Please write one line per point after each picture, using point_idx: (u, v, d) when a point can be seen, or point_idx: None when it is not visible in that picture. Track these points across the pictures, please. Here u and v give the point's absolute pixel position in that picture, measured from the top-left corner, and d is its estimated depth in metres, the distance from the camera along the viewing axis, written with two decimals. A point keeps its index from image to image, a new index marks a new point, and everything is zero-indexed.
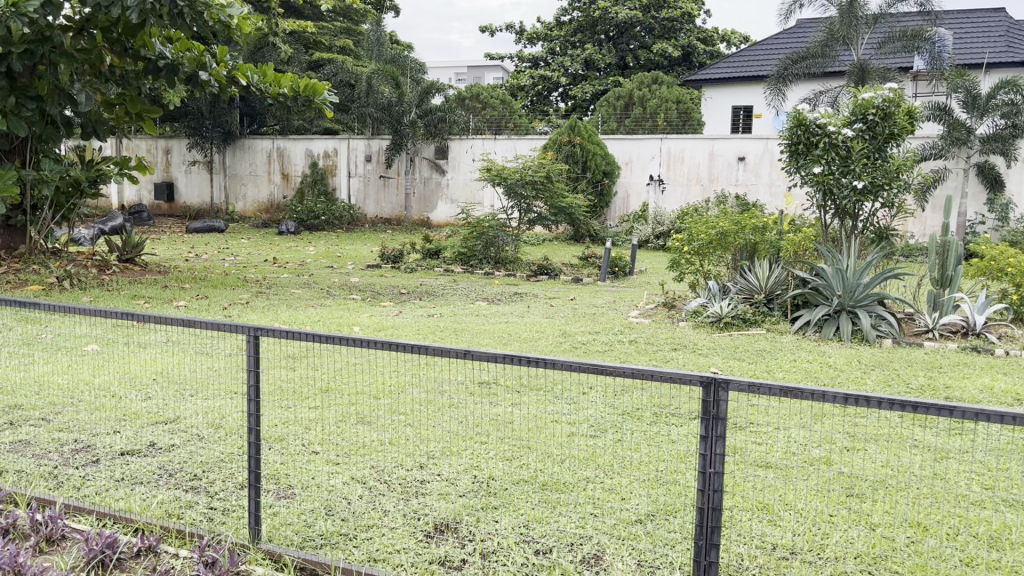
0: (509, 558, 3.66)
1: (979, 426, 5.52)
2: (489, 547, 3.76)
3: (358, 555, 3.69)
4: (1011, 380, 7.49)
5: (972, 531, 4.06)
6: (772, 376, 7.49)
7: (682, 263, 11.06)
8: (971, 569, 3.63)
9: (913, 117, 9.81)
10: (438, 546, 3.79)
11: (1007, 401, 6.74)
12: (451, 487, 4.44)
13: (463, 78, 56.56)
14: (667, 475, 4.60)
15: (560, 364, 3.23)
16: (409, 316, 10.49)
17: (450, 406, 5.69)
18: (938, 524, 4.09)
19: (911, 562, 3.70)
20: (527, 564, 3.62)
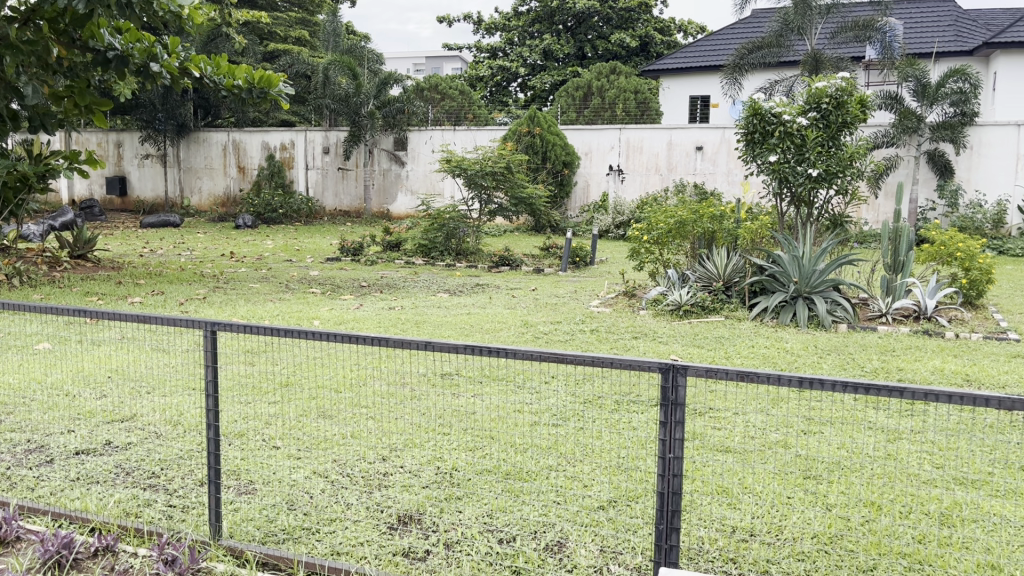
0: (472, 547, 3.66)
1: (930, 409, 5.68)
2: (452, 537, 3.77)
3: (321, 549, 3.67)
4: (961, 362, 7.69)
5: (923, 509, 4.19)
6: (731, 362, 7.60)
7: (641, 252, 11.16)
8: (923, 547, 3.74)
9: (865, 105, 9.98)
10: (402, 537, 3.78)
11: (957, 382, 6.93)
12: (414, 479, 4.43)
13: (421, 69, 56.22)
14: (631, 461, 4.66)
15: (521, 353, 3.24)
16: (371, 308, 10.44)
17: (413, 398, 5.71)
18: (892, 503, 4.21)
19: (865, 540, 3.79)
20: (490, 553, 3.63)
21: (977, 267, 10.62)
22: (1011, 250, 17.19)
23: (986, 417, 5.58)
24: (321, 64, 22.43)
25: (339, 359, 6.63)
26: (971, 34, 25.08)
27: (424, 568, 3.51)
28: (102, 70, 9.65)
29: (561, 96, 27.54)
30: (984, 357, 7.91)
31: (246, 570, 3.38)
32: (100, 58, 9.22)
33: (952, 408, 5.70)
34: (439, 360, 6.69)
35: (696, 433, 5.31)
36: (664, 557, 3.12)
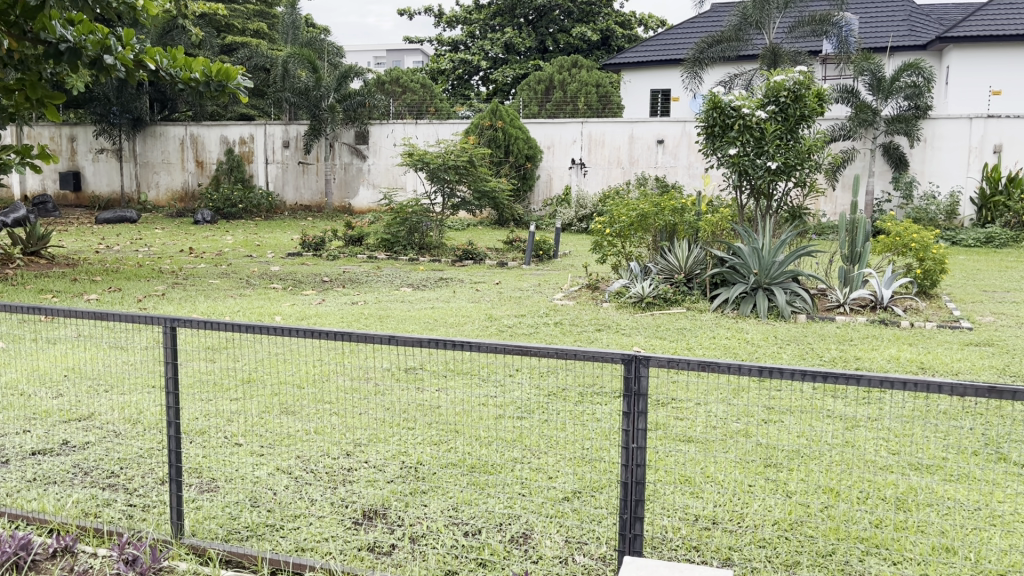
0: (438, 541, 3.67)
1: (886, 396, 5.81)
2: (418, 530, 3.77)
3: (287, 545, 3.65)
4: (916, 351, 7.85)
5: (880, 494, 4.29)
6: (693, 353, 7.68)
7: (604, 246, 11.21)
8: (881, 531, 3.83)
9: (822, 99, 10.15)
10: (367, 532, 3.78)
11: (912, 369, 7.10)
12: (379, 474, 4.42)
13: (383, 62, 55.63)
14: (595, 453, 4.71)
15: (487, 347, 3.25)
16: (333, 304, 10.36)
17: (379, 394, 5.71)
18: (850, 489, 4.31)
19: (824, 525, 3.87)
20: (456, 546, 3.64)
21: (931, 257, 10.87)
22: (965, 240, 17.36)
23: (937, 403, 5.74)
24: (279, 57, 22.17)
25: (302, 355, 6.61)
26: (924, 29, 25.57)
27: (392, 561, 3.51)
28: (55, 62, 9.41)
29: (524, 90, 27.50)
30: (938, 346, 8.10)
31: (210, 569, 3.35)
32: (52, 50, 8.95)
33: (905, 395, 5.86)
34: (404, 355, 6.72)
35: (659, 425, 5.38)
36: (628, 546, 3.16)
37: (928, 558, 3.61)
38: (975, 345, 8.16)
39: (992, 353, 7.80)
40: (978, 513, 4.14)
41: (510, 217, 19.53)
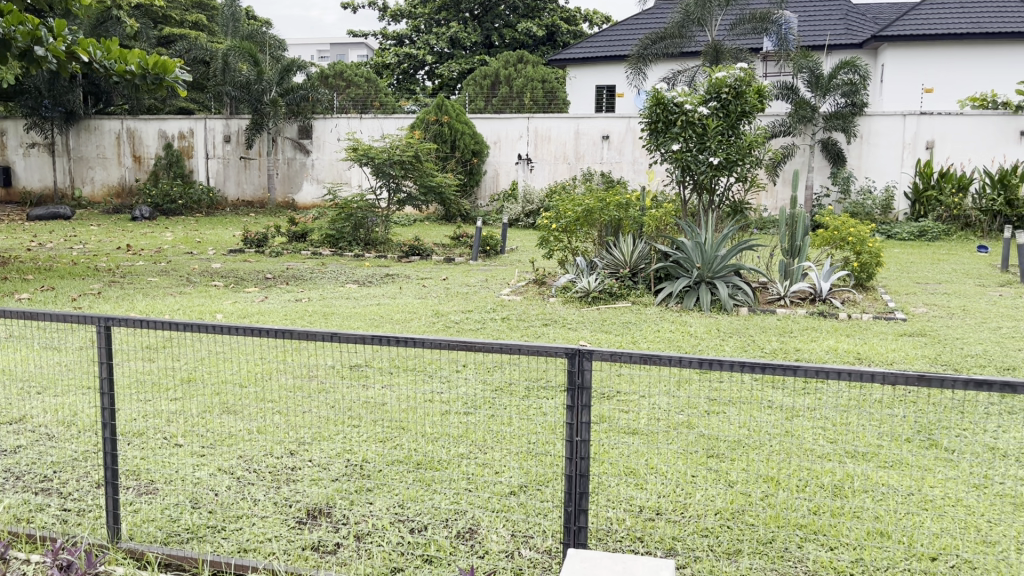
0: (384, 538, 3.66)
1: (822, 388, 5.95)
2: (363, 528, 3.74)
3: (227, 546, 3.60)
4: (853, 341, 8.08)
5: (819, 482, 4.41)
6: (638, 347, 7.76)
7: (549, 241, 11.24)
8: (819, 516, 3.95)
9: (763, 94, 10.32)
10: (312, 531, 3.74)
11: (850, 360, 7.31)
12: (324, 472, 4.38)
13: (326, 55, 54.44)
14: (544, 446, 4.73)
15: (432, 342, 3.24)
16: (277, 301, 10.20)
17: (323, 393, 5.65)
18: (789, 478, 4.42)
19: (765, 514, 3.95)
20: (402, 543, 3.63)
21: (867, 251, 11.20)
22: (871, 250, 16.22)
23: (870, 395, 5.91)
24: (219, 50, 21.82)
25: (244, 353, 6.52)
26: (860, 28, 26.23)
27: (342, 560, 3.47)
28: None
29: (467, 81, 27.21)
30: (872, 336, 8.34)
31: (149, 574, 3.28)
32: None
33: (842, 388, 6.02)
34: (348, 352, 6.67)
35: (604, 419, 5.43)
36: (574, 537, 3.17)
37: (866, 544, 3.74)
38: (905, 336, 8.43)
39: (923, 342, 8.06)
40: (911, 497, 4.29)
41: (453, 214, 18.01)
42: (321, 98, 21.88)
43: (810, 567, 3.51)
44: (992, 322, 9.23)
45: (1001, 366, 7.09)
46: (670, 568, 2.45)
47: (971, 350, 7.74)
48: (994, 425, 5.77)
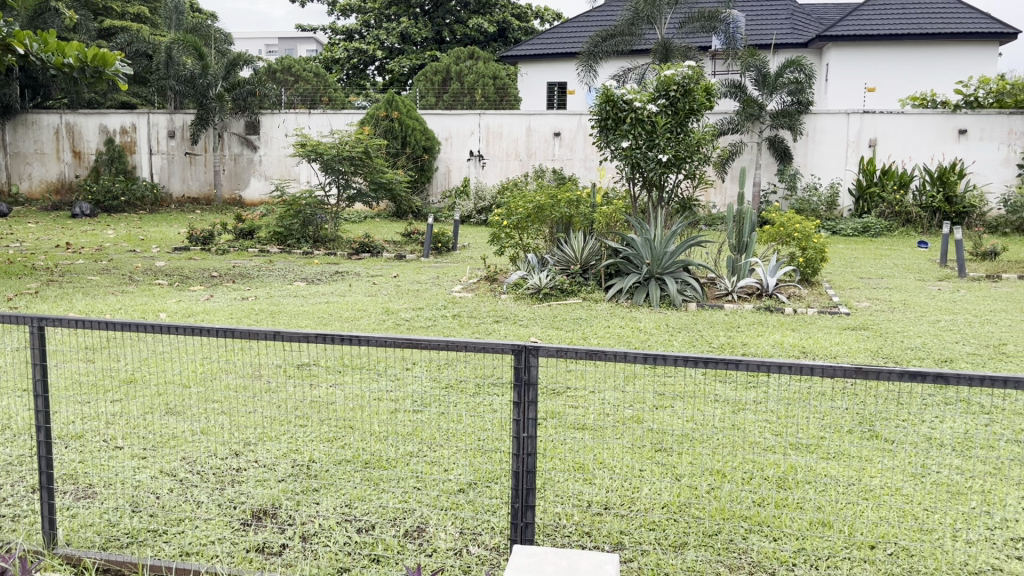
0: (332, 538, 2.63)
1: (1004, 362, 5.06)
2: (310, 528, 2.68)
3: (329, 551, 2.55)
4: (951, 304, 7.30)
5: (910, 460, 3.34)
6: (714, 312, 6.91)
7: (498, 238, 8.16)
8: (908, 503, 2.88)
9: (714, 93, 7.90)
10: (256, 532, 2.68)
11: (968, 320, 6.48)
12: (298, 454, 3.26)
13: (274, 51, 43.12)
14: (725, 420, 3.73)
15: (682, 359, 2.12)
16: (288, 270, 9.17)
17: (268, 390, 4.00)
18: (895, 454, 3.36)
19: (707, 505, 2.88)
20: (348, 544, 2.62)
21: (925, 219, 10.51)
22: (843, 230, 13.70)
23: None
24: (192, 21, 20.46)
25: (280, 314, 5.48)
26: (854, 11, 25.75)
27: (412, 546, 2.57)
28: None
29: (407, 53, 25.03)
30: (976, 300, 7.50)
31: None
32: None
33: (1015, 360, 5.14)
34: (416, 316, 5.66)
35: (549, 417, 3.80)
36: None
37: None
38: (1011, 298, 7.60)
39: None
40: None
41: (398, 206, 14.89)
42: (307, 79, 20.73)
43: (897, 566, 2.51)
44: None
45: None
46: (617, 562, 1.80)
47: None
48: None
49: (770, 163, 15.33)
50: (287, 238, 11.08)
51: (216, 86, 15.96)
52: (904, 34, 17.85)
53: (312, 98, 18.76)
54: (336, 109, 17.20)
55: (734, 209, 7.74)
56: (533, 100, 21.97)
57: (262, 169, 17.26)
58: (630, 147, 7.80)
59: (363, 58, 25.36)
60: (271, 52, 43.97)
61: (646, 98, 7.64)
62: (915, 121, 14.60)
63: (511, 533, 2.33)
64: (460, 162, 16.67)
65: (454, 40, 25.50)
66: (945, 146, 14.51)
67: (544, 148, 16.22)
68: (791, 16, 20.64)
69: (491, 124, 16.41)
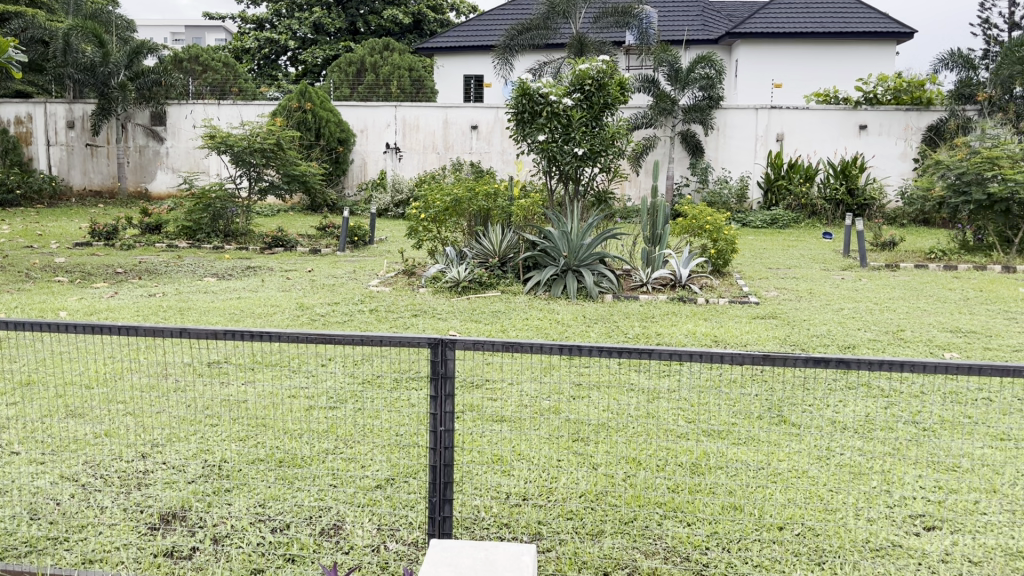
0: (244, 539, 2.57)
1: (901, 347, 5.31)
2: (221, 531, 2.61)
3: (243, 553, 2.49)
4: (854, 292, 7.58)
5: (816, 445, 3.45)
6: (628, 304, 7.01)
7: (415, 230, 8.08)
8: (817, 489, 2.96)
9: (628, 88, 8.02)
10: (164, 537, 2.60)
11: (870, 308, 6.74)
12: (207, 457, 3.16)
13: (181, 39, 41.53)
14: (640, 409, 3.79)
15: (597, 350, 2.14)
16: (197, 265, 8.89)
17: (176, 388, 3.87)
18: (802, 437, 3.47)
19: (626, 493, 2.92)
20: (263, 544, 2.56)
21: None
22: (753, 223, 14.12)
23: (932, 346, 5.31)
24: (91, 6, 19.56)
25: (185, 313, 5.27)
26: None
27: (329, 544, 2.53)
28: None
29: (320, 44, 24.61)
30: (877, 288, 7.83)
31: None
32: None
33: (912, 345, 5.39)
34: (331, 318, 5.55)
35: (467, 410, 3.80)
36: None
37: (987, 477, 3.10)
38: (909, 286, 7.96)
39: (940, 290, 7.68)
40: (999, 414, 3.74)
41: (314, 199, 14.63)
42: (216, 69, 20.14)
43: (802, 549, 2.59)
44: (968, 273, 8.93)
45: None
46: (534, 553, 1.82)
47: (983, 294, 7.46)
48: None
49: (683, 157, 15.65)
50: (196, 232, 10.75)
51: (118, 75, 15.28)
52: (808, 31, 18.46)
53: (222, 89, 18.25)
54: (246, 100, 16.79)
55: (647, 202, 7.85)
56: (447, 95, 21.74)
57: (169, 161, 16.69)
58: (547, 140, 7.82)
59: (274, 48, 24.80)
60: (173, 41, 42.42)
61: (561, 91, 7.70)
62: (821, 116, 15.11)
63: (429, 527, 2.32)
64: (376, 155, 16.47)
65: (369, 31, 25.17)
66: (848, 140, 15.09)
67: (462, 141, 16.17)
68: (701, 13, 21.09)
69: (407, 116, 16.25)
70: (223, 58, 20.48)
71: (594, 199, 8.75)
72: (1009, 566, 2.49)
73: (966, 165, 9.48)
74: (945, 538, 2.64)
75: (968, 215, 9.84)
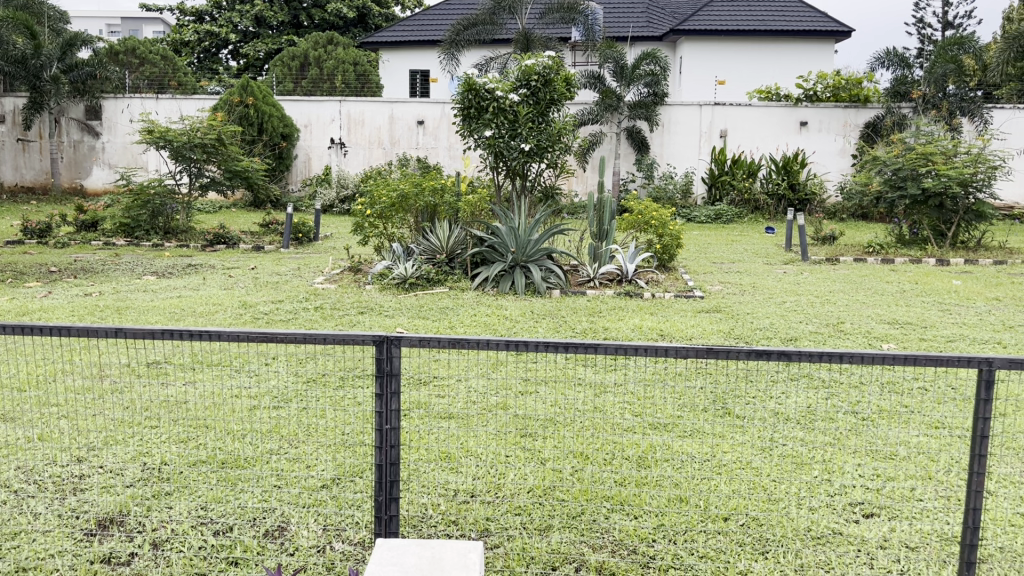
0: (186, 543, 2.52)
1: (840, 339, 5.43)
2: (161, 535, 2.56)
3: (184, 557, 2.43)
4: (796, 286, 7.71)
5: (758, 436, 3.50)
6: (575, 299, 7.02)
7: (361, 227, 7.99)
8: (762, 481, 2.98)
9: (574, 84, 8.06)
10: (100, 543, 2.52)
11: (810, 301, 6.86)
12: (141, 463, 3.06)
13: (116, 31, 40.37)
14: (587, 404, 3.81)
15: (544, 345, 2.14)
16: (134, 263, 8.65)
17: (113, 391, 3.78)
18: (746, 430, 3.52)
19: (574, 488, 2.93)
20: (204, 548, 2.51)
21: None
22: (698, 217, 14.28)
23: (871, 338, 5.45)
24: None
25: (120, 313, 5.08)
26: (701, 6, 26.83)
27: (273, 546, 2.48)
28: None
29: (262, 37, 24.21)
30: (818, 281, 8.00)
31: None
32: None
33: (851, 336, 5.52)
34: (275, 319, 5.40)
35: (415, 407, 3.78)
36: (962, 552, 2.20)
37: (922, 465, 3.20)
38: (848, 279, 8.13)
39: (878, 283, 7.88)
40: (934, 403, 3.84)
41: (257, 195, 14.39)
42: (154, 62, 19.65)
43: (747, 539, 2.62)
44: (903, 266, 9.16)
45: (966, 298, 7.06)
46: (481, 551, 1.80)
47: (919, 286, 7.67)
48: (991, 343, 5.39)
49: (628, 153, 15.76)
50: (134, 229, 10.49)
51: (51, 67, 14.75)
52: (750, 30, 18.78)
53: (160, 83, 17.84)
54: (185, 94, 16.44)
55: (594, 198, 7.88)
56: (393, 89, 21.49)
57: (105, 157, 16.21)
58: (493, 136, 7.80)
59: (215, 42, 24.31)
60: (106, 34, 41.06)
61: (507, 87, 7.69)
62: (763, 112, 15.39)
63: (375, 527, 2.29)
64: (320, 150, 16.26)
65: (312, 25, 24.82)
66: (789, 137, 15.40)
67: (408, 136, 16.05)
68: (646, 10, 21.28)
69: (352, 111, 16.09)
70: (162, 51, 19.99)
71: (542, 194, 8.76)
72: (945, 551, 2.56)
73: (902, 161, 9.76)
74: (884, 524, 2.71)
75: (904, 210, 10.09)
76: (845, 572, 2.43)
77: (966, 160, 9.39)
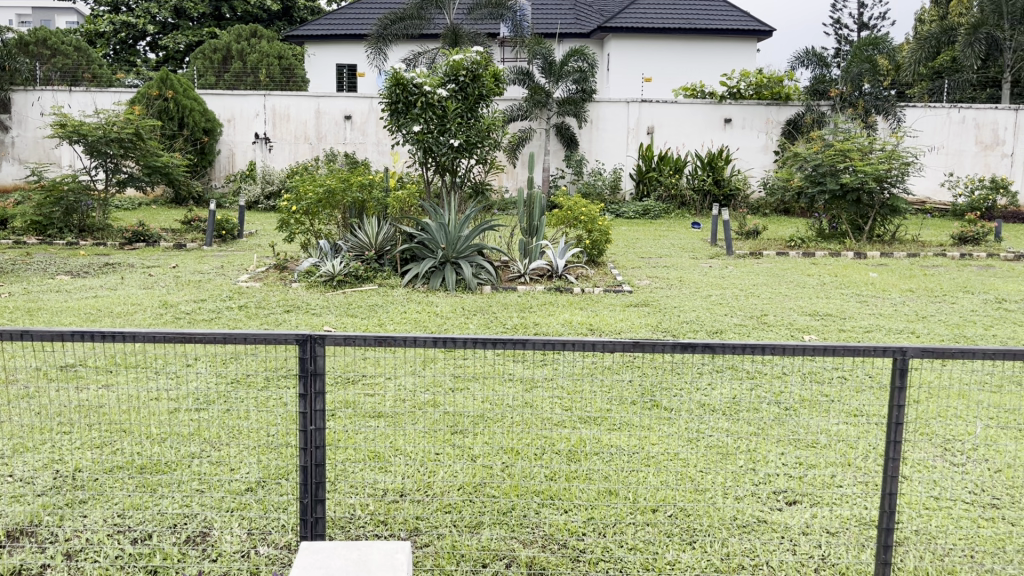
0: (101, 552, 2.43)
1: (764, 331, 5.55)
2: (74, 544, 2.46)
3: (99, 567, 2.35)
4: (722, 280, 7.84)
5: (686, 427, 3.55)
6: (505, 295, 6.99)
7: (287, 224, 7.82)
8: (688, 472, 3.01)
9: (501, 78, 8.04)
10: (6, 555, 2.41)
11: (735, 294, 6.97)
12: (52, 471, 2.93)
13: (27, 21, 38.61)
14: (518, 400, 3.82)
15: (471, 342, 2.12)
16: (46, 263, 8.29)
17: (24, 397, 3.62)
18: (674, 421, 3.56)
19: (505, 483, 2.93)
20: (121, 557, 2.42)
21: None
22: (626, 213, 14.43)
23: (793, 329, 5.59)
24: None
25: None
26: None
27: (194, 553, 2.42)
28: None
29: (182, 29, 23.53)
30: (742, 275, 8.16)
31: None
32: None
33: (774, 328, 5.65)
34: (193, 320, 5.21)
35: (344, 406, 3.72)
36: (880, 536, 2.26)
37: (841, 452, 3.31)
38: (771, 272, 8.32)
39: (799, 276, 8.09)
40: (853, 392, 3.97)
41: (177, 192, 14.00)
42: (67, 53, 18.88)
43: (676, 530, 2.65)
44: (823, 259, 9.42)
45: (881, 290, 7.30)
46: (408, 551, 1.78)
47: (838, 279, 7.90)
48: (906, 333, 5.57)
49: (558, 149, 15.82)
50: (47, 228, 10.09)
51: None
52: (675, 28, 19.10)
53: (73, 75, 17.15)
54: (100, 87, 15.84)
55: (524, 194, 7.87)
56: (319, 83, 21.13)
57: (15, 152, 15.53)
58: (422, 131, 7.73)
59: (131, 33, 23.51)
60: (15, 24, 39.15)
61: (435, 82, 7.62)
62: (688, 110, 15.66)
63: (301, 530, 2.24)
64: (244, 145, 15.90)
65: (235, 17, 24.23)
66: (713, 133, 15.69)
67: (334, 131, 15.81)
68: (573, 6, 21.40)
69: (277, 106, 15.77)
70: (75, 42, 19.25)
71: (472, 190, 8.71)
72: (863, 535, 2.65)
73: (821, 158, 10.03)
74: (806, 511, 2.78)
75: (824, 205, 10.36)
76: (769, 560, 2.50)
77: (881, 156, 9.71)
